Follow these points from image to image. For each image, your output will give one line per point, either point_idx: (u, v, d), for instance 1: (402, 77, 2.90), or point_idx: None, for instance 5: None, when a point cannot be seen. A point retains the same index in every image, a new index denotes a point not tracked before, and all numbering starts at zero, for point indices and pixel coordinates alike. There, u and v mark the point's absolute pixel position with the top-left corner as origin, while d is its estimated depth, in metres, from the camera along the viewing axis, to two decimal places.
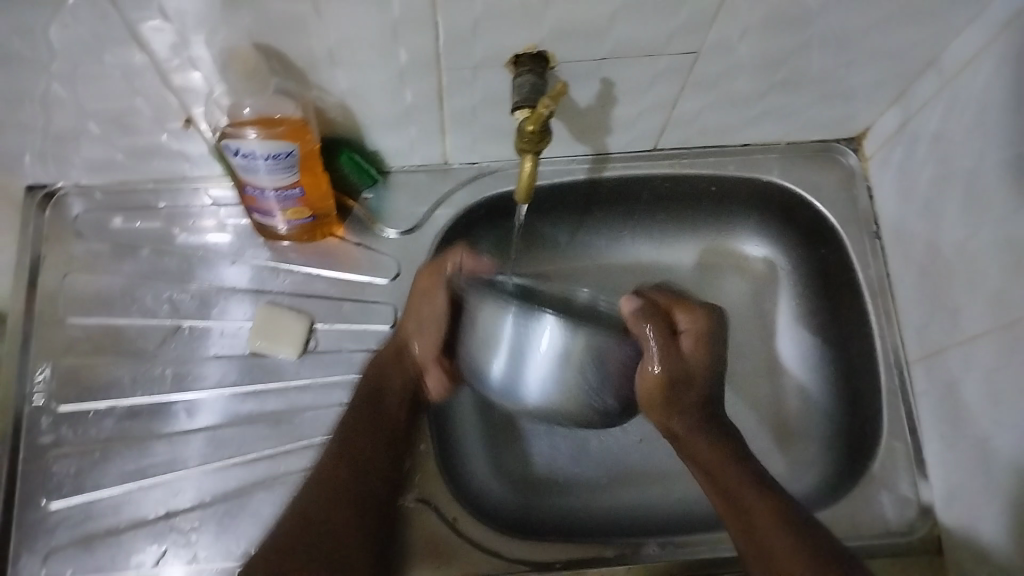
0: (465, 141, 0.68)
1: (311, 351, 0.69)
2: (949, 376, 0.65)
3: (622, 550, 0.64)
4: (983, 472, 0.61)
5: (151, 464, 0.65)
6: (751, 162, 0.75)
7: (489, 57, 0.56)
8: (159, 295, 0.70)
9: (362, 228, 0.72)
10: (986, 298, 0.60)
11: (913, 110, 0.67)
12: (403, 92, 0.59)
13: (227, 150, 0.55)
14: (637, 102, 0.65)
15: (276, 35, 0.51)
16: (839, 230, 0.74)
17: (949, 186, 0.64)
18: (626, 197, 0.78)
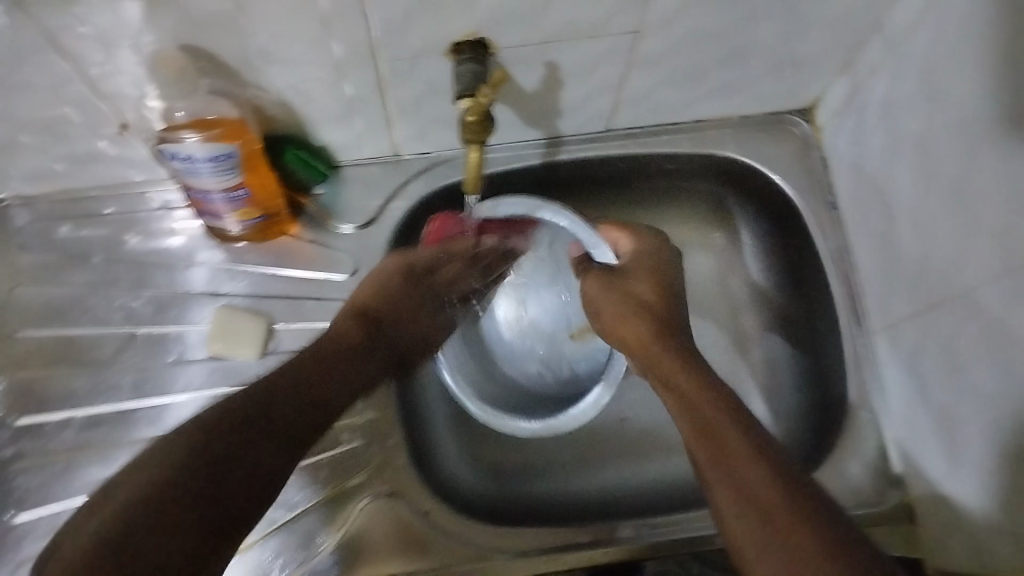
0: (413, 131, 0.67)
1: (271, 351, 0.69)
2: (909, 343, 0.65)
3: (595, 535, 0.65)
4: (945, 438, 0.61)
5: (113, 475, 0.65)
6: (706, 138, 0.75)
7: (426, 46, 0.55)
8: (113, 303, 0.69)
9: (316, 224, 0.71)
10: (940, 264, 0.60)
11: (863, 78, 0.67)
12: (342, 85, 0.58)
13: (165, 155, 0.54)
14: (584, 83, 0.64)
15: (203, 36, 0.50)
16: (796, 202, 0.74)
17: (900, 153, 0.63)
18: (583, 180, 0.77)
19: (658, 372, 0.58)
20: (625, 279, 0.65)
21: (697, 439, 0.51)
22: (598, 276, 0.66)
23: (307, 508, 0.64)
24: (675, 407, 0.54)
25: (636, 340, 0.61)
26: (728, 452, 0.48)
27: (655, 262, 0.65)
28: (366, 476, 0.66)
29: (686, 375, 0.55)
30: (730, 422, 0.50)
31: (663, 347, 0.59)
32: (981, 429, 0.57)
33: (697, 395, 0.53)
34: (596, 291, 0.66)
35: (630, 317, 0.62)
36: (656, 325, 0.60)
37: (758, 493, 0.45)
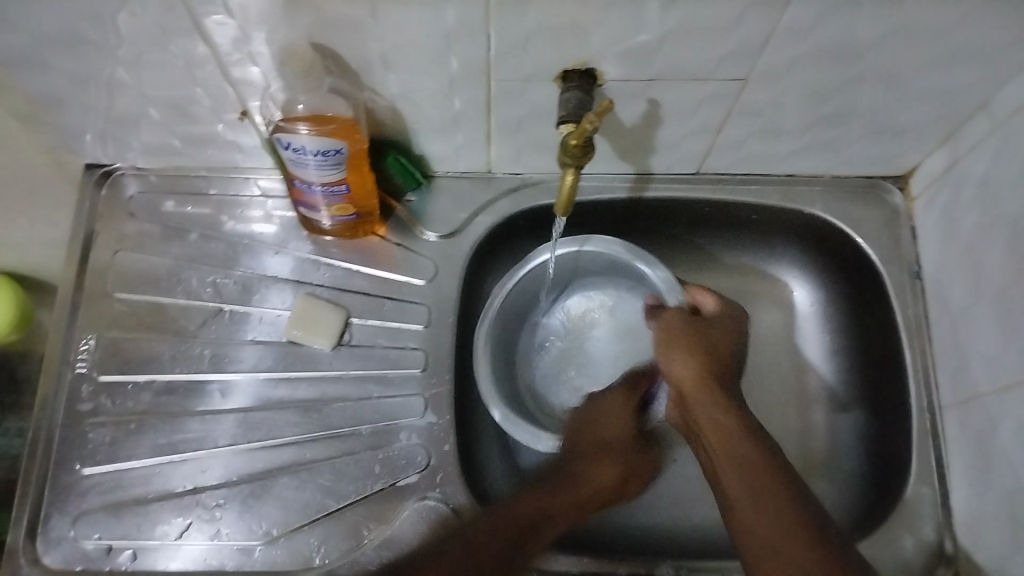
0: (510, 151, 0.69)
1: (345, 344, 0.71)
2: (980, 423, 0.64)
3: (634, 568, 0.65)
4: (1007, 525, 0.60)
5: (182, 440, 0.67)
6: (794, 193, 0.75)
7: (540, 70, 0.57)
8: (204, 278, 0.72)
9: (403, 228, 0.73)
10: (1021, 347, 0.59)
11: (962, 152, 0.66)
12: (451, 99, 0.61)
13: (279, 143, 0.57)
14: (682, 124, 0.65)
15: (333, 36, 0.53)
16: (878, 268, 0.74)
17: (991, 232, 0.63)
18: (666, 218, 0.78)
19: (680, 389, 0.63)
20: (709, 325, 0.66)
21: (725, 475, 0.58)
22: (679, 318, 0.67)
23: (357, 501, 0.66)
24: (720, 448, 0.59)
25: (681, 385, 0.63)
26: (765, 498, 0.55)
27: (731, 327, 0.66)
28: (420, 477, 0.67)
29: (728, 416, 0.60)
30: (779, 501, 0.55)
31: (701, 391, 0.62)
32: None
33: (724, 435, 0.59)
34: (672, 364, 0.64)
35: (682, 384, 0.63)
36: (704, 367, 0.63)
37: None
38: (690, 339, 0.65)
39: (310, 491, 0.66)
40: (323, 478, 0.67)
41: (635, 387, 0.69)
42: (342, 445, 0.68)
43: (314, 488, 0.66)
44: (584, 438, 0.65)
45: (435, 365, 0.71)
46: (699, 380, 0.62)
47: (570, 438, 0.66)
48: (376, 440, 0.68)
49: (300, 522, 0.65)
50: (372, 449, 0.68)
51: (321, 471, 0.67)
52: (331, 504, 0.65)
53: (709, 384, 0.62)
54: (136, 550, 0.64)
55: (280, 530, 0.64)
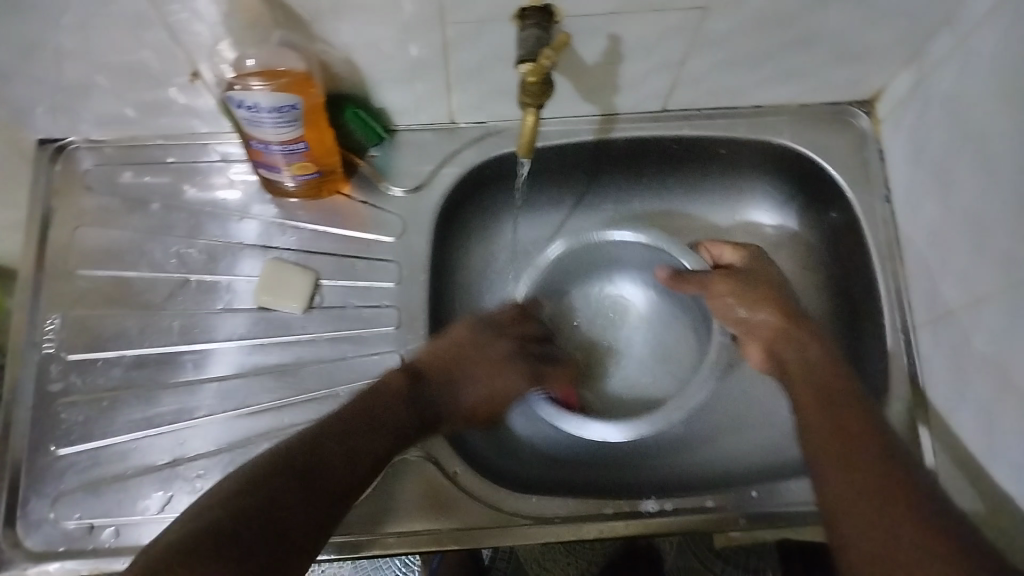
0: (472, 99, 0.68)
1: (317, 306, 0.70)
2: (954, 341, 0.64)
3: (620, 508, 0.65)
4: (983, 438, 0.60)
5: (157, 414, 0.66)
6: (761, 124, 0.75)
7: (495, 10, 0.55)
8: (168, 248, 0.70)
9: (368, 185, 0.72)
10: (991, 263, 0.59)
11: (926, 72, 0.66)
12: (408, 46, 0.59)
13: (231, 102, 0.55)
14: (645, 59, 0.64)
15: None
16: (848, 194, 0.73)
17: (958, 150, 0.63)
18: (634, 159, 0.77)
19: (761, 332, 0.66)
20: (781, 271, 0.69)
21: (818, 411, 0.57)
22: (735, 263, 0.69)
23: None
24: (800, 376, 0.61)
25: (761, 329, 0.66)
26: (852, 438, 0.53)
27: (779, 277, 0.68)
28: None
29: (817, 344, 0.62)
30: (855, 408, 0.56)
31: (787, 327, 0.64)
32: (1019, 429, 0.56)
33: (811, 363, 0.61)
34: (741, 308, 0.68)
35: (761, 323, 0.66)
36: (779, 306, 0.66)
37: (874, 485, 0.50)
38: (762, 284, 0.67)
39: None
40: None
41: (511, 355, 0.68)
42: (322, 408, 0.67)
43: None
44: (507, 359, 0.68)
45: (410, 321, 0.70)
46: (784, 317, 0.65)
47: (450, 378, 0.65)
48: (356, 399, 0.68)
49: None
50: None
51: None
52: None
53: (796, 320, 0.65)
54: (119, 526, 0.63)
55: None
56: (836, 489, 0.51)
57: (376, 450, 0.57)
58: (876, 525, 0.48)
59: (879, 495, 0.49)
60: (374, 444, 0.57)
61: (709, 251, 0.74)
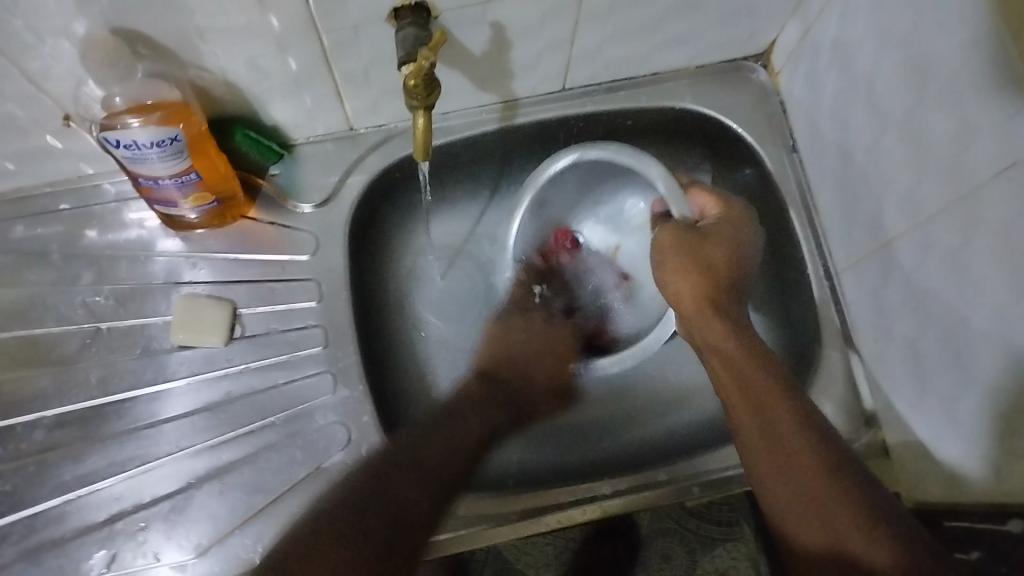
0: (366, 104, 0.66)
1: (238, 338, 0.68)
2: (873, 281, 0.65)
3: (574, 494, 0.66)
4: (911, 372, 0.61)
5: (88, 472, 0.65)
6: (662, 91, 0.74)
7: (367, 13, 0.54)
8: (74, 299, 0.68)
9: (275, 205, 0.70)
10: (896, 201, 0.60)
11: (813, 19, 0.66)
12: (286, 59, 0.57)
13: (107, 143, 0.53)
14: (533, 41, 0.63)
15: (135, 15, 0.49)
16: (757, 150, 0.74)
17: (852, 93, 0.63)
18: (543, 142, 0.76)
19: (676, 303, 0.61)
20: (703, 241, 0.61)
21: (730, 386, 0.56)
22: (675, 232, 0.63)
23: (286, 492, 0.64)
24: (715, 355, 0.58)
25: (675, 297, 0.61)
26: (770, 405, 0.53)
27: (734, 238, 0.62)
28: (345, 454, 0.65)
29: (725, 331, 0.58)
30: (763, 391, 0.54)
31: (693, 308, 0.60)
32: (944, 363, 0.57)
33: (724, 353, 0.58)
34: (670, 282, 0.61)
35: (677, 298, 0.61)
36: (697, 280, 0.60)
37: (804, 467, 0.50)
38: (691, 263, 0.60)
39: (235, 495, 0.64)
40: (245, 478, 0.64)
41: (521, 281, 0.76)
42: (258, 440, 0.66)
43: (237, 491, 0.64)
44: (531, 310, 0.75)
45: (336, 339, 0.68)
46: (693, 295, 0.60)
47: (506, 360, 0.71)
48: (292, 425, 0.66)
49: (230, 527, 0.62)
50: (288, 436, 0.66)
51: (241, 471, 0.65)
52: (258, 501, 0.63)
53: (706, 303, 0.59)
54: None
55: (211, 539, 0.62)
56: (778, 493, 0.51)
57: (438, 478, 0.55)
58: (825, 519, 0.48)
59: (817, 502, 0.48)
60: (429, 454, 0.56)
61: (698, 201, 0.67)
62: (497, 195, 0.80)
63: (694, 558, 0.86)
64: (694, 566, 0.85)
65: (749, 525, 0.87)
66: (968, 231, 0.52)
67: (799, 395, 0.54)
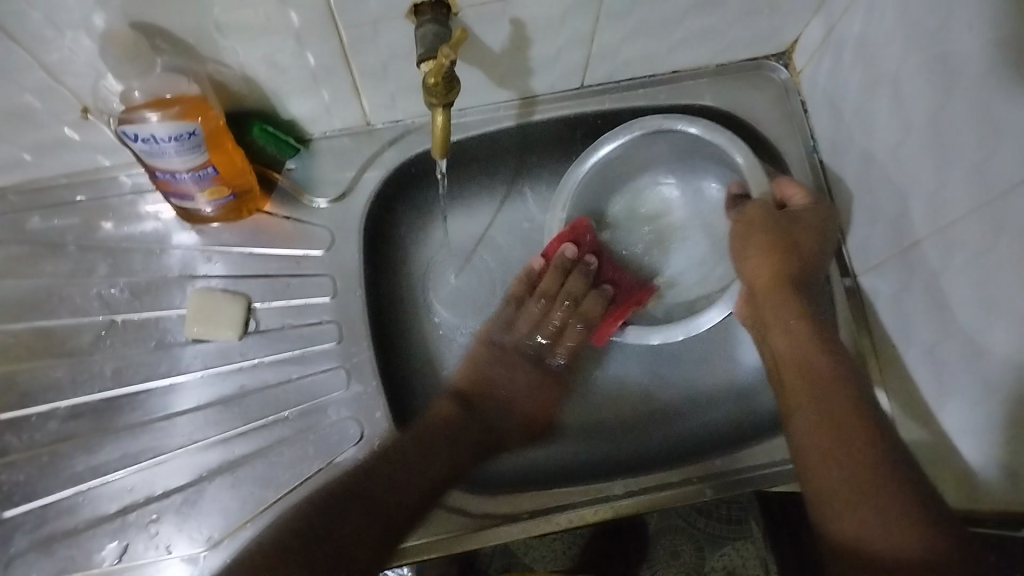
0: (384, 99, 0.66)
1: (252, 331, 0.68)
2: (892, 285, 0.64)
3: (588, 494, 0.65)
4: (928, 378, 0.61)
5: (102, 463, 0.65)
6: (682, 89, 0.73)
7: (387, 9, 0.53)
8: (89, 291, 0.68)
9: (290, 200, 0.70)
10: (918, 205, 0.59)
11: (837, 18, 0.65)
12: (305, 53, 0.57)
13: (126, 137, 0.53)
14: (553, 38, 0.62)
15: (156, 8, 0.48)
16: (777, 150, 0.73)
17: (876, 94, 0.62)
18: (561, 139, 0.76)
19: (753, 286, 0.63)
20: (792, 227, 0.62)
21: (802, 383, 0.57)
22: (762, 212, 0.63)
23: (297, 486, 0.64)
24: (789, 346, 0.59)
25: (754, 281, 0.63)
26: (834, 406, 0.55)
27: (818, 231, 0.62)
28: (357, 449, 0.65)
29: (798, 318, 0.60)
30: (836, 394, 0.55)
31: (777, 292, 0.61)
32: (963, 370, 0.56)
33: (800, 349, 0.58)
34: (750, 263, 0.63)
35: (761, 277, 0.62)
36: (778, 265, 0.61)
37: (861, 466, 0.51)
38: (775, 245, 0.62)
39: (246, 489, 0.64)
40: (257, 472, 0.64)
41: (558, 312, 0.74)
42: (272, 434, 0.66)
43: (249, 485, 0.64)
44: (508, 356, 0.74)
45: (350, 334, 0.68)
46: (775, 281, 0.61)
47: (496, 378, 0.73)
48: (305, 420, 0.66)
49: (241, 521, 0.62)
50: (302, 431, 0.66)
51: (254, 465, 0.65)
52: (270, 495, 0.63)
53: (786, 284, 0.61)
54: None
55: (222, 533, 0.62)
56: (823, 478, 0.52)
57: (422, 485, 0.62)
58: (872, 511, 0.49)
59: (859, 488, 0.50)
60: (406, 475, 0.62)
61: (781, 187, 0.66)
62: (513, 191, 0.79)
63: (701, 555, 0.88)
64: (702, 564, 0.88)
65: (756, 524, 0.89)
66: (992, 238, 0.51)
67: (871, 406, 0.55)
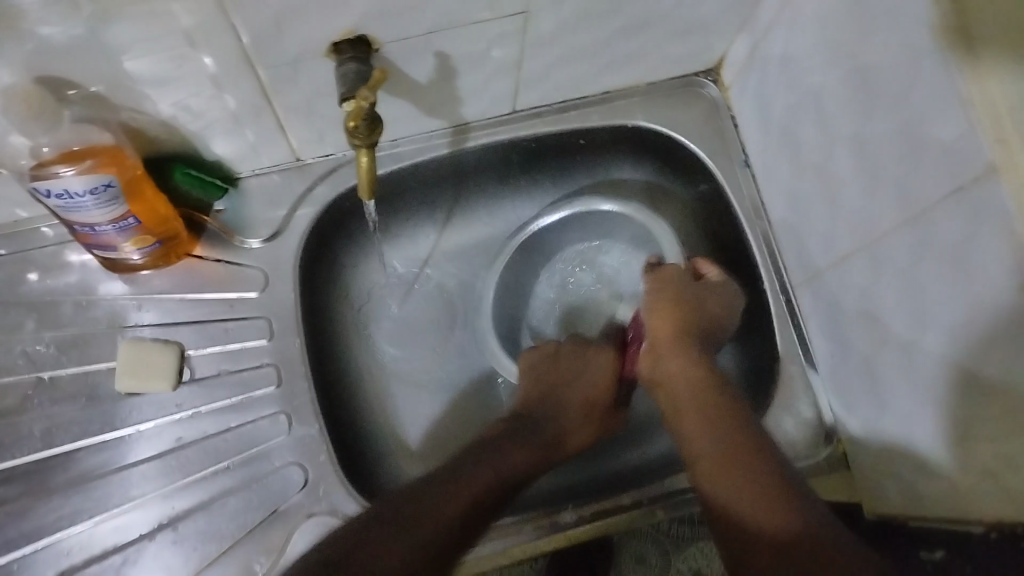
0: (311, 136, 0.64)
1: (186, 381, 0.66)
2: (828, 298, 0.64)
3: (539, 525, 0.65)
4: (869, 388, 0.62)
5: (36, 527, 0.62)
6: (613, 109, 0.73)
7: (306, 49, 0.52)
8: (12, 348, 0.65)
9: (221, 242, 0.68)
10: (848, 218, 0.60)
11: (760, 34, 0.65)
12: (223, 97, 0.55)
13: (39, 194, 0.51)
14: (479, 69, 0.62)
15: (60, 61, 0.47)
16: (711, 165, 0.73)
17: (802, 110, 0.63)
18: (496, 165, 0.75)
19: (653, 338, 0.67)
20: (700, 288, 0.67)
21: (688, 415, 0.60)
22: (678, 275, 0.68)
23: (243, 538, 0.62)
24: (670, 390, 0.63)
25: (653, 336, 0.67)
26: (716, 424, 0.58)
27: (725, 298, 0.68)
28: (303, 495, 0.64)
29: (693, 364, 0.63)
30: (722, 420, 0.58)
31: (671, 343, 0.65)
32: (902, 381, 0.57)
33: (685, 374, 0.62)
34: (649, 319, 0.67)
35: (656, 338, 0.66)
36: (682, 321, 0.66)
37: (751, 469, 0.54)
38: (676, 304, 0.66)
39: (189, 545, 0.62)
40: (200, 526, 0.63)
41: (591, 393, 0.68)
42: (213, 488, 0.64)
43: (191, 540, 0.62)
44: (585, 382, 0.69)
45: (291, 376, 0.67)
46: (676, 331, 0.65)
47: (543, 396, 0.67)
48: (247, 471, 0.65)
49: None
50: (245, 482, 0.64)
51: (195, 519, 0.63)
52: (214, 550, 0.62)
53: (682, 338, 0.65)
54: None
55: None
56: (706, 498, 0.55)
57: (534, 454, 0.62)
58: (734, 501, 0.53)
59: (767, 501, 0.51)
60: (513, 454, 0.60)
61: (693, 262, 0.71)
62: (452, 217, 0.78)
63: (667, 560, 0.87)
64: (668, 567, 0.87)
65: None
66: (919, 251, 0.52)
67: (756, 431, 0.57)
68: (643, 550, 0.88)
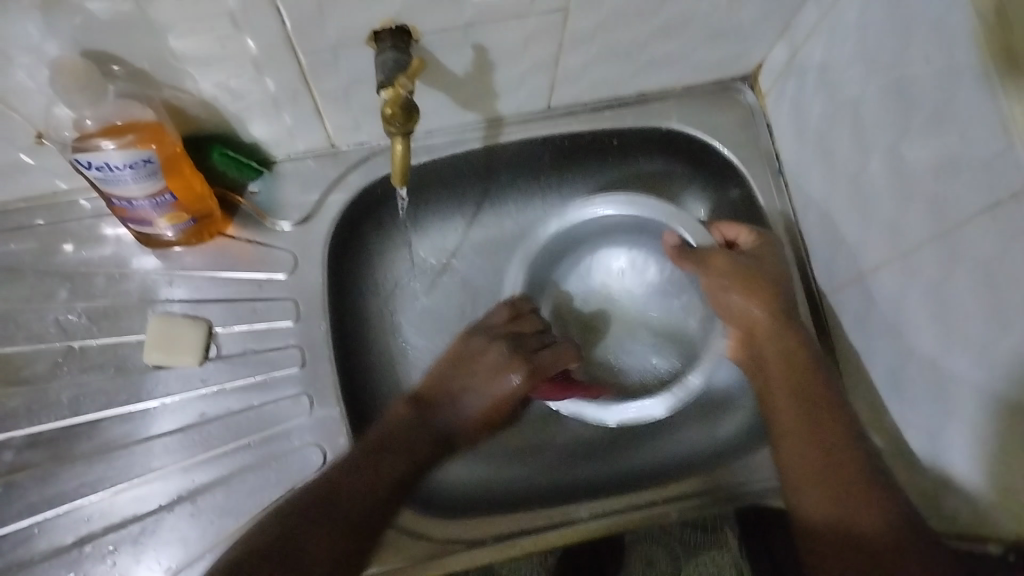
0: (346, 122, 0.65)
1: (213, 357, 0.67)
2: (856, 310, 0.64)
3: (551, 519, 0.65)
4: (893, 402, 0.61)
5: (60, 492, 0.64)
6: (648, 110, 0.73)
7: (347, 35, 0.53)
8: (45, 316, 0.67)
9: (252, 222, 0.69)
10: (880, 231, 0.59)
11: (800, 41, 0.65)
12: (263, 79, 0.56)
13: (79, 165, 0.52)
14: (516, 63, 0.62)
15: (108, 35, 0.48)
16: (744, 171, 0.73)
17: (839, 119, 0.62)
18: (528, 162, 0.76)
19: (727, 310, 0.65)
20: (752, 259, 0.65)
21: (795, 415, 0.59)
22: (729, 259, 0.65)
23: (259, 513, 0.63)
24: (782, 376, 0.60)
25: (734, 317, 0.64)
26: (830, 424, 0.58)
27: (777, 262, 0.65)
28: None
29: (801, 343, 0.61)
30: (830, 420, 0.58)
31: (767, 325, 0.62)
32: (928, 397, 0.56)
33: (795, 356, 0.61)
34: (733, 302, 0.64)
35: (741, 309, 0.64)
36: (767, 301, 0.63)
37: (853, 473, 0.55)
38: (757, 282, 0.64)
39: (205, 519, 0.63)
40: (217, 500, 0.63)
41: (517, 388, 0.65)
42: (232, 463, 0.65)
43: (207, 514, 0.63)
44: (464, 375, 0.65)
45: (315, 359, 0.68)
46: (769, 317, 0.62)
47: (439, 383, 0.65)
48: (265, 449, 0.65)
49: (200, 550, 0.62)
50: (263, 459, 0.65)
51: (213, 494, 0.64)
52: (230, 524, 0.63)
53: (780, 321, 0.62)
54: None
55: (179, 565, 0.62)
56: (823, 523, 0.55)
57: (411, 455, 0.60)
58: (831, 512, 0.54)
59: (843, 496, 0.54)
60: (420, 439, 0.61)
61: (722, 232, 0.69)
62: (482, 211, 0.79)
63: (676, 564, 0.88)
64: (677, 572, 0.87)
65: (731, 533, 0.88)
66: (951, 266, 0.51)
67: (857, 437, 0.57)
68: (653, 554, 0.88)
